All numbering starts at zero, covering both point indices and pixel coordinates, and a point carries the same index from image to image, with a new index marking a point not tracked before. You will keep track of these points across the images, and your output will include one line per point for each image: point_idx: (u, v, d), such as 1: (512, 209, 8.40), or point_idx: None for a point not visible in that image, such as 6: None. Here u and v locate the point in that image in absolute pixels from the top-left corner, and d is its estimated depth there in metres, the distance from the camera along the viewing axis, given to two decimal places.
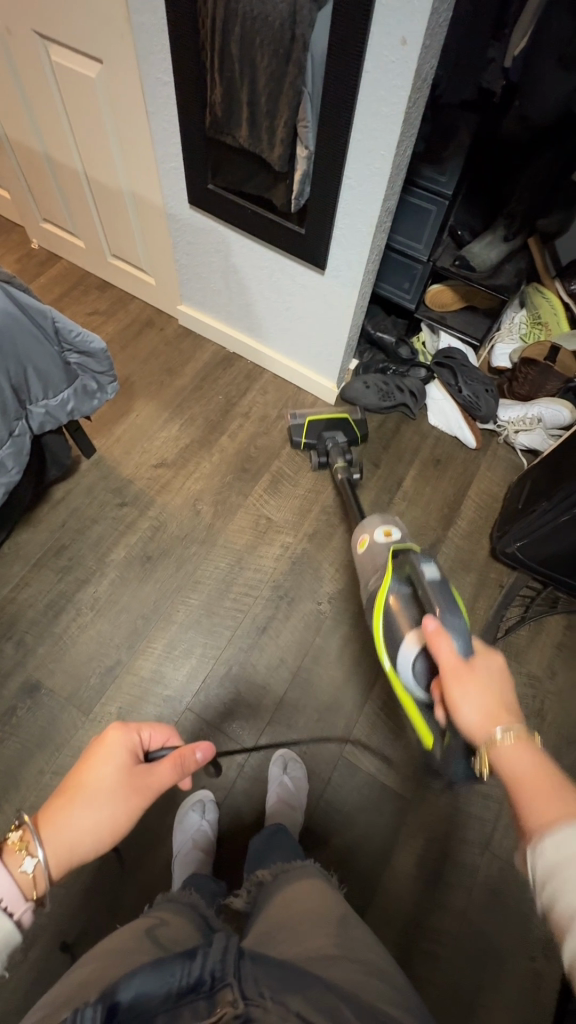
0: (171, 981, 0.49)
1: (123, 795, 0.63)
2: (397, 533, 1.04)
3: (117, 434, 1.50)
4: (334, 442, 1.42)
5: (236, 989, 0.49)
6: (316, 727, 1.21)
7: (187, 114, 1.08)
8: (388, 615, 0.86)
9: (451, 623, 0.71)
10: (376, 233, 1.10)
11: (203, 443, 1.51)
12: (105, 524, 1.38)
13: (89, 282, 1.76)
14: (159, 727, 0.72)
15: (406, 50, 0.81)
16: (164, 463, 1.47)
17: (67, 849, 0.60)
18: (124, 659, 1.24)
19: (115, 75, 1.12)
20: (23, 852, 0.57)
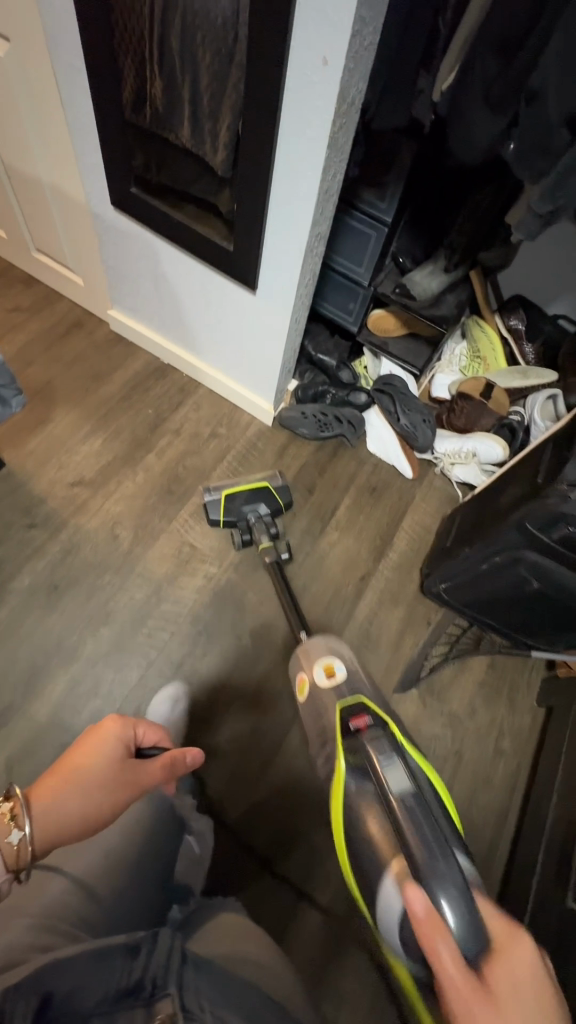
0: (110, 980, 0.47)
1: (117, 788, 0.61)
2: (340, 669, 0.93)
3: (32, 445, 1.38)
4: (256, 516, 1.30)
5: (176, 1002, 0.46)
6: (228, 773, 1.14)
7: (107, 110, 1.00)
8: (350, 823, 0.69)
9: (442, 890, 0.53)
10: (307, 259, 1.04)
11: (127, 460, 1.41)
12: (9, 546, 1.25)
13: (12, 276, 1.62)
14: (151, 725, 0.72)
15: (327, 69, 0.76)
16: (83, 480, 1.36)
17: (57, 825, 0.57)
18: (20, 700, 1.12)
19: (28, 57, 1.01)
20: (12, 825, 0.54)
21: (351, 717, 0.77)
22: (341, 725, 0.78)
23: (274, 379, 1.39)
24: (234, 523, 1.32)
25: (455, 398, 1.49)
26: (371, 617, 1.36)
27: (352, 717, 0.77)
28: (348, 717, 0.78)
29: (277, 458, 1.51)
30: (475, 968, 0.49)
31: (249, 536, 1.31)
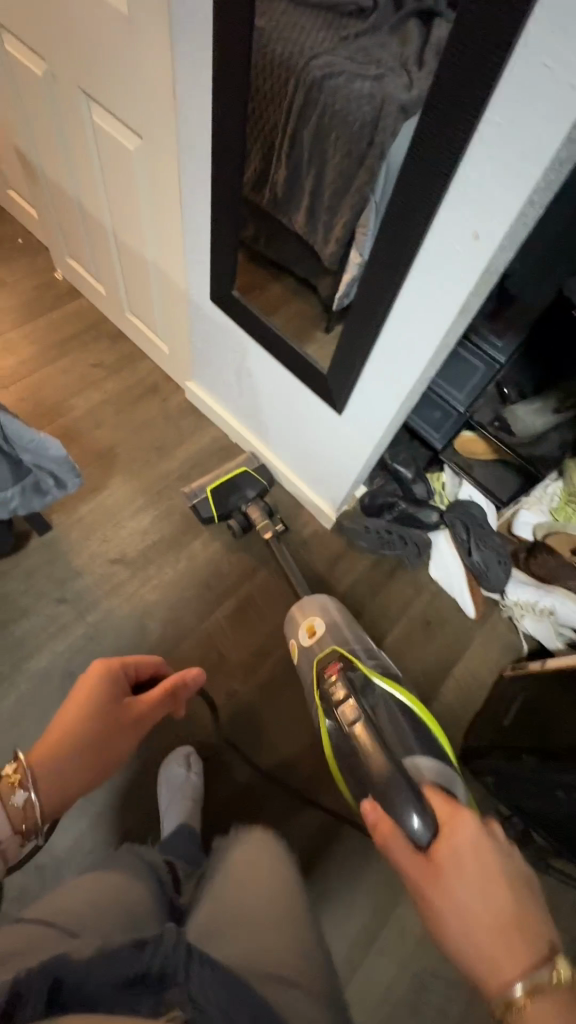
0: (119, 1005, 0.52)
1: (115, 728, 0.65)
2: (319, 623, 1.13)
3: (83, 513, 1.33)
4: (246, 499, 1.29)
5: (188, 946, 0.55)
6: None
7: (223, 216, 0.95)
8: (334, 739, 0.90)
9: (398, 809, 0.67)
10: (404, 403, 0.97)
11: (173, 545, 1.34)
12: (34, 620, 1.19)
13: (102, 329, 1.62)
14: (144, 659, 0.78)
15: (478, 244, 0.68)
16: (124, 559, 1.29)
17: (59, 788, 0.59)
18: None
19: (155, 152, 0.97)
20: (16, 787, 0.57)
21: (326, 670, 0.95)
22: (317, 676, 0.96)
23: (343, 487, 1.29)
24: (230, 514, 1.30)
25: (539, 545, 1.30)
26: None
27: (325, 666, 0.96)
28: (321, 668, 0.96)
29: (328, 567, 1.39)
30: (426, 854, 0.61)
31: (247, 521, 1.31)
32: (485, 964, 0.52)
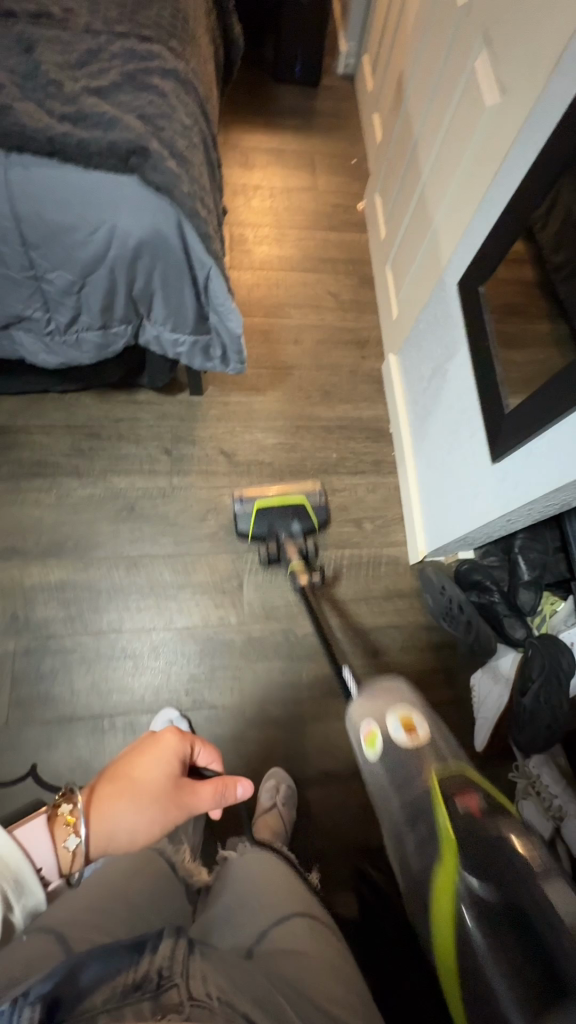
0: (116, 967, 0.38)
1: (163, 807, 0.59)
2: (424, 725, 0.58)
3: (231, 399, 1.41)
4: (288, 533, 1.23)
5: (185, 993, 0.38)
6: (68, 770, 1.08)
7: (512, 216, 0.87)
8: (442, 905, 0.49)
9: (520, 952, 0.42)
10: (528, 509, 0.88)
11: (275, 475, 1.36)
12: (141, 451, 1.33)
13: (360, 271, 1.65)
14: (205, 745, 0.68)
15: None
16: (232, 455, 1.36)
17: (109, 837, 0.55)
18: (26, 556, 1.21)
19: (498, 120, 0.90)
20: (70, 831, 0.51)
21: (456, 790, 0.51)
22: (437, 793, 0.52)
23: (445, 535, 1.18)
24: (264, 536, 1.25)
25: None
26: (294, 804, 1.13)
27: (455, 792, 0.51)
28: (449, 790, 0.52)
29: (384, 594, 1.31)
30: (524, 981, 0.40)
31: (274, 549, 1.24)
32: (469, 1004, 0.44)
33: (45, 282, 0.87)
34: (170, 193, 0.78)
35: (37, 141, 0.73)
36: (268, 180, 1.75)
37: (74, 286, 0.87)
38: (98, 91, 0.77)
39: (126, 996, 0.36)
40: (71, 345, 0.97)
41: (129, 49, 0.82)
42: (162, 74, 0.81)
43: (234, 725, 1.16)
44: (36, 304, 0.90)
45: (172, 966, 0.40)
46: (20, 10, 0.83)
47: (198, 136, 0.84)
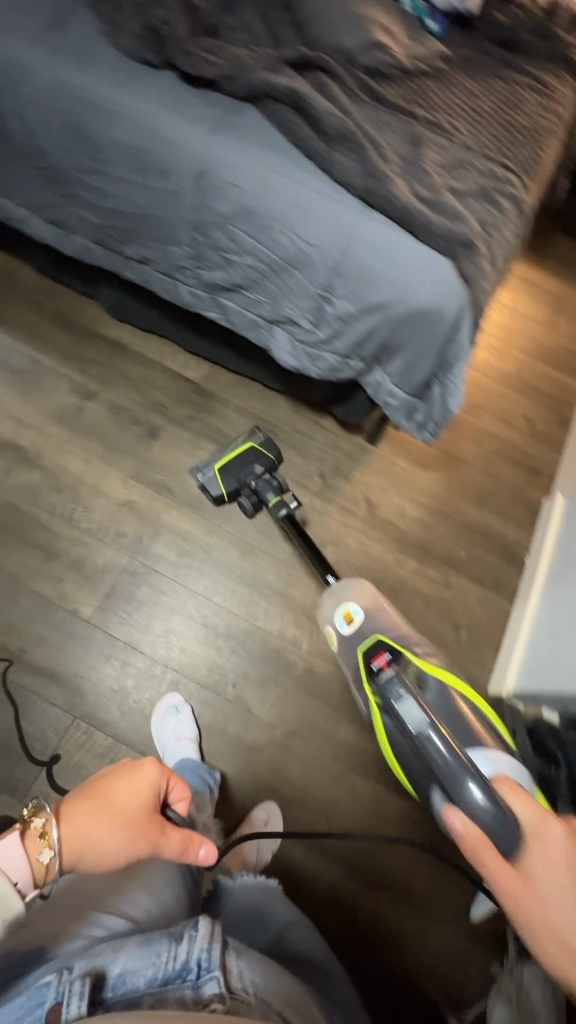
0: (156, 966, 0.52)
1: (131, 835, 0.61)
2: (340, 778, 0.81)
3: (398, 460, 1.49)
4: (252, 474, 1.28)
5: (223, 984, 0.52)
6: (109, 687, 1.15)
7: None
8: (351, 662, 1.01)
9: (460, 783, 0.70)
10: None
11: (401, 543, 1.40)
12: (302, 463, 1.45)
13: (561, 411, 1.70)
14: (178, 780, 0.69)
15: None
16: (373, 507, 1.43)
17: (81, 846, 0.60)
18: (171, 498, 1.35)
19: None
20: (43, 845, 0.57)
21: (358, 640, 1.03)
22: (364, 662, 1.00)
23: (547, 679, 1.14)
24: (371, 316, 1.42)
25: None
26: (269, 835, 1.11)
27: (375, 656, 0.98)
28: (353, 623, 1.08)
29: None
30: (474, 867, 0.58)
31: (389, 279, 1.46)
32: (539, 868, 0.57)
33: (326, 305, 1.02)
34: (470, 284, 0.92)
35: (395, 209, 0.90)
36: (514, 302, 1.89)
37: (349, 319, 1.02)
38: (456, 192, 0.94)
39: (168, 981, 0.51)
40: (310, 356, 1.12)
41: (491, 171, 0.98)
42: (507, 199, 0.97)
43: (258, 738, 1.17)
44: (307, 315, 1.05)
45: (210, 957, 0.54)
46: (421, 114, 1.03)
47: (510, 251, 0.98)
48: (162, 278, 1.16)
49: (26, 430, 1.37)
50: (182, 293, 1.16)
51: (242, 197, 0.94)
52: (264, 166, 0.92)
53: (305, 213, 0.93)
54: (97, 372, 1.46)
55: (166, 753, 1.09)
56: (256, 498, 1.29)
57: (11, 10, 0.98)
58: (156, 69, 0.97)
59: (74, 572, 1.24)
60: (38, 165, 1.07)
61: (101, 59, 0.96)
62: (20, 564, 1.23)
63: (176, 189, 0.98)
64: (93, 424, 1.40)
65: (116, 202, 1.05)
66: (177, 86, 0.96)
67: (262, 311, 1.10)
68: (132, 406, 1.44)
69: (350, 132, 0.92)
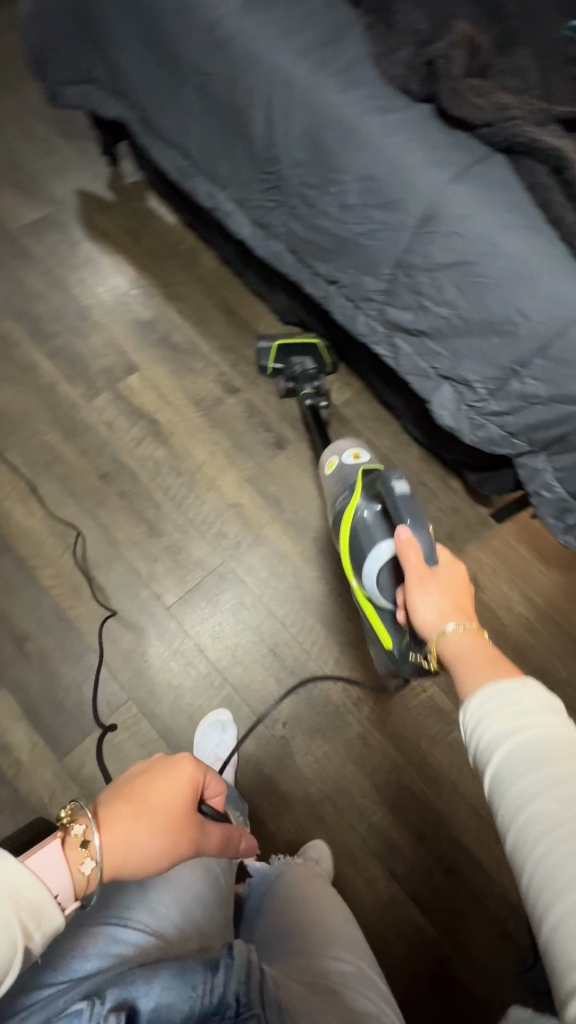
0: (194, 997, 0.57)
1: (170, 836, 0.61)
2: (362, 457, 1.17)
3: (520, 548, 1.36)
4: (303, 367, 1.37)
5: None
6: (166, 678, 1.16)
7: None
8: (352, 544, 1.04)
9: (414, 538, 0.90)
10: None
11: (497, 636, 1.28)
12: (417, 518, 1.37)
13: None
14: (215, 777, 0.69)
15: None
16: (479, 587, 1.32)
17: (121, 855, 0.58)
18: (279, 513, 1.33)
19: None
20: (85, 854, 0.56)
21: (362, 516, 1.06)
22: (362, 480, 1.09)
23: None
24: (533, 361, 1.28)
25: None
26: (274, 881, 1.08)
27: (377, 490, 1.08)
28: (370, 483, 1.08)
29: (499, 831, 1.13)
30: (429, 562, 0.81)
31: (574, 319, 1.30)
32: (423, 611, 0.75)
33: (513, 378, 0.94)
34: None
35: None
36: None
37: (533, 401, 0.93)
38: None
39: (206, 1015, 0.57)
40: (472, 422, 1.05)
41: None
42: None
43: (290, 785, 1.11)
44: (486, 383, 0.98)
45: (248, 994, 0.60)
46: None
47: None
48: (344, 302, 1.14)
49: (166, 406, 1.41)
50: (359, 322, 1.13)
51: (463, 249, 0.88)
52: (498, 223, 0.85)
53: (528, 281, 0.85)
54: (245, 369, 1.47)
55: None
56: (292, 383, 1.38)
57: (290, 18, 0.99)
58: (414, 100, 0.93)
59: (167, 554, 1.26)
60: (264, 169, 1.08)
61: (362, 82, 0.94)
62: (124, 532, 1.27)
63: (394, 224, 0.94)
64: (228, 418, 1.42)
65: (327, 221, 1.03)
66: (430, 122, 0.92)
67: (437, 365, 1.04)
68: (269, 412, 1.44)
69: None
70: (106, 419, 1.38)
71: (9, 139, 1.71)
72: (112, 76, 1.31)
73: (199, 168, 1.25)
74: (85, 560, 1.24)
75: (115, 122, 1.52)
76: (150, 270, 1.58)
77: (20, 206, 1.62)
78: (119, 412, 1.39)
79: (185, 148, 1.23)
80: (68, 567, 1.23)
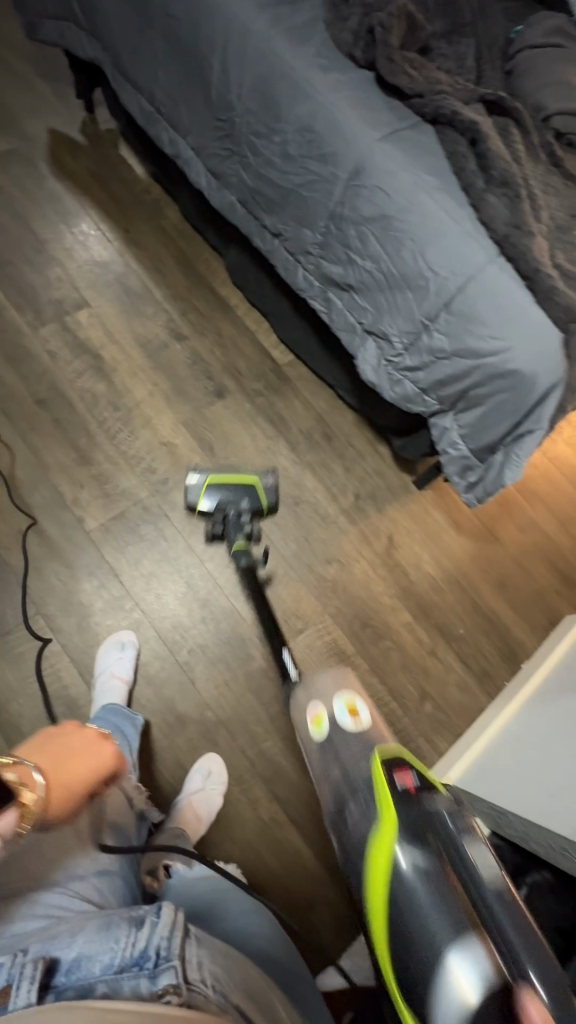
0: (112, 951, 0.55)
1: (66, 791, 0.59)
2: (364, 711, 0.74)
3: (436, 513, 1.44)
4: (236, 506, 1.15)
5: (181, 977, 0.53)
6: (77, 599, 1.18)
7: None
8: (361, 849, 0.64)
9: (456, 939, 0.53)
10: None
11: (403, 591, 1.36)
12: (343, 476, 1.43)
13: None
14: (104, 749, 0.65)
15: None
16: (392, 546, 1.39)
17: (62, 789, 0.59)
18: (210, 457, 1.37)
19: None
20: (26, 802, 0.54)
21: (396, 769, 0.64)
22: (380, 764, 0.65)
23: (500, 794, 1.05)
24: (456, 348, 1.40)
25: None
26: (157, 796, 1.11)
27: (398, 769, 0.64)
28: (394, 766, 0.64)
29: None
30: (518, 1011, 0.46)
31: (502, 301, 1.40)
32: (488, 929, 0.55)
33: (423, 333, 1.01)
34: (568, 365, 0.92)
35: (524, 267, 0.90)
36: None
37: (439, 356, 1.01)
38: None
39: (122, 969, 0.53)
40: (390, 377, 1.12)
41: None
42: None
43: (188, 709, 1.16)
44: (402, 338, 1.05)
45: (169, 944, 0.57)
46: None
47: None
48: (286, 256, 1.20)
49: (112, 344, 1.43)
50: (297, 276, 1.19)
51: (387, 205, 0.95)
52: (418, 183, 0.94)
53: (438, 239, 0.93)
54: (195, 319, 1.52)
55: (99, 677, 1.10)
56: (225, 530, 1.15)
57: None
58: (358, 66, 1.01)
59: (95, 484, 1.28)
60: (219, 116, 1.13)
61: (313, 42, 1.01)
62: (54, 458, 1.29)
63: (329, 177, 1.01)
64: (171, 362, 1.45)
65: (272, 171, 1.09)
66: (370, 88, 0.99)
67: (361, 319, 1.11)
68: (213, 362, 1.48)
69: (513, 178, 0.92)
70: (49, 349, 1.39)
71: None
72: (89, 15, 1.34)
73: (163, 114, 1.29)
74: (11, 478, 1.25)
75: (92, 66, 1.55)
76: (113, 215, 1.60)
77: None
78: (63, 344, 1.40)
79: (151, 91, 1.27)
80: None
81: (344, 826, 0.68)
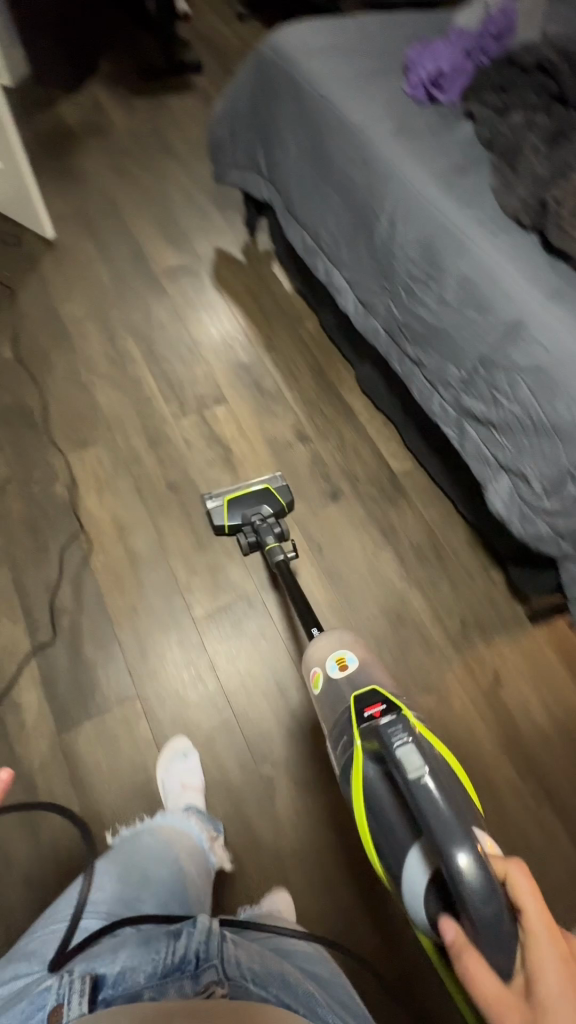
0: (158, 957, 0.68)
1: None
2: (350, 657, 0.99)
3: (551, 653, 1.32)
4: (259, 512, 1.26)
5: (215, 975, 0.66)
6: (174, 687, 1.20)
7: None
8: (377, 807, 0.79)
9: (452, 840, 0.60)
10: None
11: (508, 738, 1.23)
12: (450, 597, 1.37)
13: None
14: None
15: None
16: (498, 684, 1.28)
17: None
18: (318, 558, 1.39)
19: None
20: None
21: (364, 703, 0.84)
22: (354, 704, 0.85)
23: None
24: None
25: None
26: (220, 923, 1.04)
27: (364, 708, 0.83)
28: (360, 704, 0.84)
29: None
30: None
31: None
32: (515, 876, 0.58)
33: (569, 481, 0.98)
34: None
35: None
36: None
37: None
38: None
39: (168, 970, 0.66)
40: (522, 515, 1.09)
41: None
42: None
43: (263, 829, 1.09)
44: (543, 482, 1.03)
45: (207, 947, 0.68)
46: None
47: None
48: (424, 384, 1.25)
49: (242, 438, 1.54)
50: (434, 403, 1.23)
51: (542, 358, 0.97)
52: None
53: None
54: (319, 423, 1.60)
55: (170, 799, 1.06)
56: (255, 536, 1.24)
57: (431, 151, 1.18)
58: (524, 229, 1.07)
59: (206, 570, 1.33)
60: (379, 259, 1.24)
61: (482, 208, 1.10)
62: (175, 541, 1.36)
63: (484, 325, 1.05)
64: (293, 461, 1.53)
65: (424, 312, 1.15)
66: (535, 250, 1.04)
67: (498, 454, 1.10)
68: (332, 465, 1.53)
69: None
70: (185, 437, 1.51)
71: (172, 198, 2.04)
72: (271, 167, 1.56)
73: (323, 249, 1.44)
74: (134, 554, 1.33)
75: (262, 203, 1.79)
76: (258, 323, 1.78)
77: (165, 249, 1.90)
78: (198, 433, 1.53)
79: (316, 232, 1.43)
80: (117, 556, 1.32)
81: (339, 759, 0.90)
